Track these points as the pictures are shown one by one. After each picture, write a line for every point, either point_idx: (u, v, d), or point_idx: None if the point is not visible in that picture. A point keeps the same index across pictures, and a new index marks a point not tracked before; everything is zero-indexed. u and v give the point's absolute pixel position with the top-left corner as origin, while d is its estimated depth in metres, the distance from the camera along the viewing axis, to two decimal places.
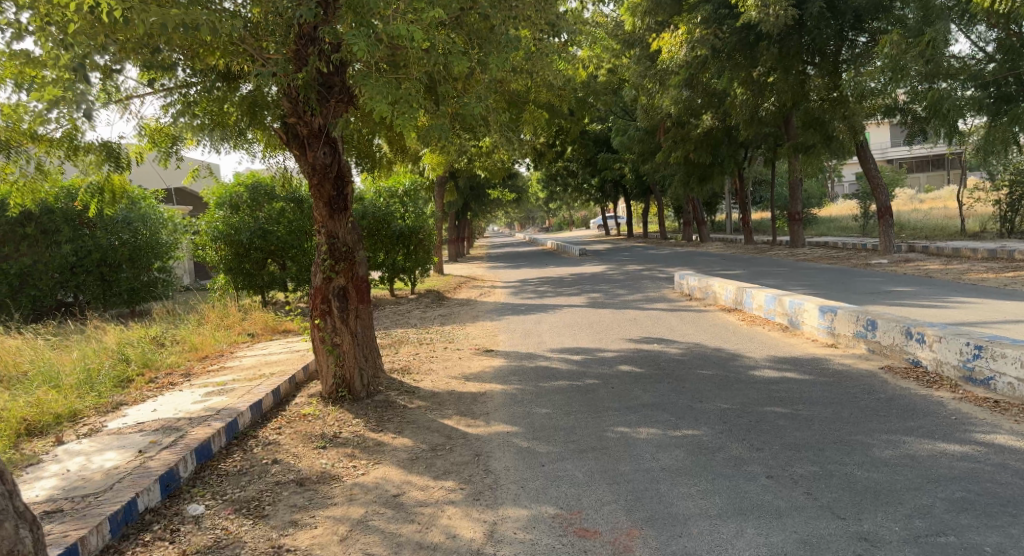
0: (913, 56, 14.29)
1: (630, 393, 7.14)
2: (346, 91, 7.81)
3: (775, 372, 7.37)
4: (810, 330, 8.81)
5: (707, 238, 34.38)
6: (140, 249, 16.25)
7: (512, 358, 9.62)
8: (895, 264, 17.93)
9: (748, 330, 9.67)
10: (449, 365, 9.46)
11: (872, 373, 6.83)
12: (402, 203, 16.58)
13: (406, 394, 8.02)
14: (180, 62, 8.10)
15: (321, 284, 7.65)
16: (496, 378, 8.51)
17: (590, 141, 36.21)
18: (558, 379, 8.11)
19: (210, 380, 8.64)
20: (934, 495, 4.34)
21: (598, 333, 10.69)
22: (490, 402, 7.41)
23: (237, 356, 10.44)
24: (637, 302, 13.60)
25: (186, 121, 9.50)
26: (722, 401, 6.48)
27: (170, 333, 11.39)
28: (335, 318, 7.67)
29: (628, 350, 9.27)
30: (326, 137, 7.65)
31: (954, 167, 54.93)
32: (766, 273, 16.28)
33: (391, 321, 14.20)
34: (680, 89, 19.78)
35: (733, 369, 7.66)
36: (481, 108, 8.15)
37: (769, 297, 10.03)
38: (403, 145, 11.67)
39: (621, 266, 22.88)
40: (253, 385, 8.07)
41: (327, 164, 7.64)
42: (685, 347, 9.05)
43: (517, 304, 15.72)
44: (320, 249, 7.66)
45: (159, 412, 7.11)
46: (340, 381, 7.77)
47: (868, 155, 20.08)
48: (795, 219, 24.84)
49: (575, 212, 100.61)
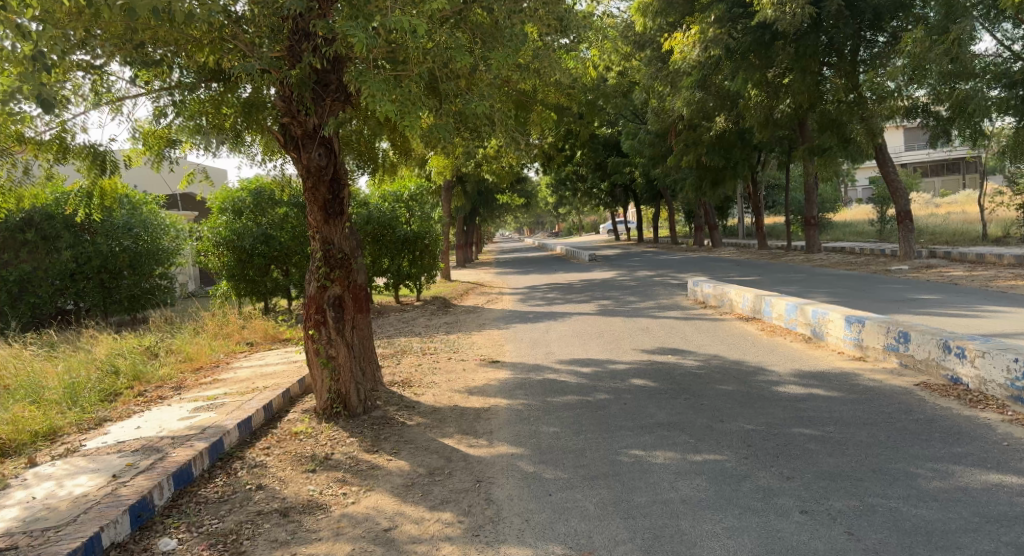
0: (938, 54, 13.68)
1: (644, 410, 6.66)
2: (343, 89, 7.37)
3: (801, 388, 6.87)
4: (835, 342, 8.34)
5: (720, 243, 33.84)
6: (141, 255, 15.87)
7: (518, 370, 9.15)
8: (916, 270, 17.34)
9: (768, 342, 9.18)
10: (453, 378, 8.99)
11: (908, 391, 6.33)
12: (408, 208, 16.13)
13: (405, 410, 7.56)
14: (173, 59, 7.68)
15: (314, 294, 7.19)
16: (501, 392, 8.03)
17: (599, 145, 35.72)
18: (567, 394, 7.63)
19: (201, 394, 8.19)
20: (995, 538, 3.86)
21: (610, 343, 10.21)
22: (495, 419, 6.95)
23: (233, 367, 10.00)
24: (649, 311, 13.10)
25: (181, 123, 9.09)
26: (745, 421, 5.99)
27: (166, 343, 10.94)
28: (329, 328, 7.22)
29: (641, 362, 8.78)
30: (321, 138, 7.20)
31: (968, 171, 54.21)
32: (783, 280, 15.77)
33: (396, 330, 13.76)
34: (693, 91, 19.26)
35: (755, 384, 7.16)
36: (486, 106, 7.69)
37: (790, 306, 9.54)
38: (406, 148, 11.22)
39: (632, 272, 22.38)
40: (244, 400, 7.62)
41: (322, 166, 7.19)
42: (701, 359, 8.56)
43: (525, 312, 15.23)
44: (315, 256, 7.23)
45: (142, 429, 6.67)
46: (335, 396, 7.30)
47: (886, 158, 19.53)
48: (810, 223, 24.29)
49: (584, 216, 100.05)
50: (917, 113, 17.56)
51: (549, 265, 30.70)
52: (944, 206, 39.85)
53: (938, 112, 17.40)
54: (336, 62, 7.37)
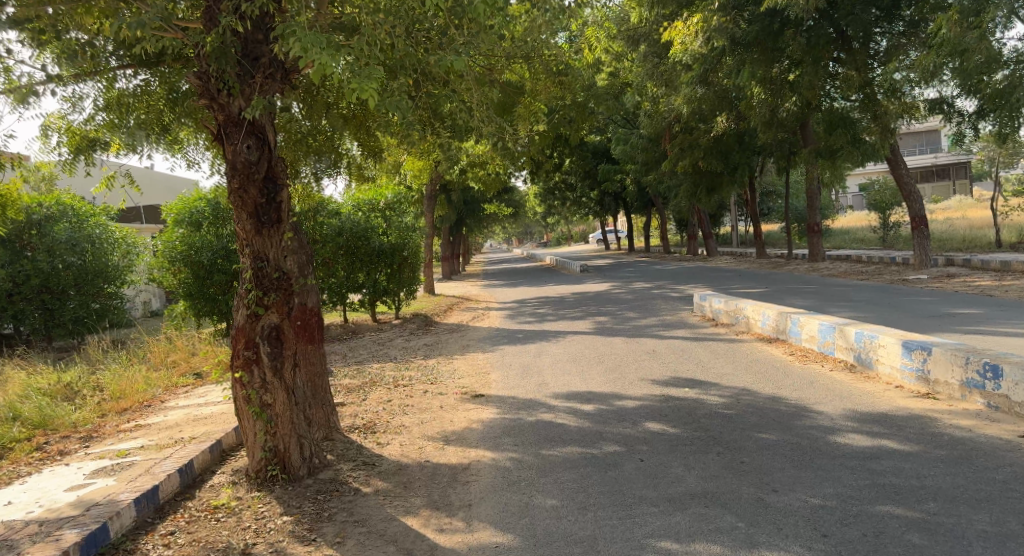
0: (976, 38, 12.18)
1: (669, 471, 5.16)
2: (278, 64, 5.87)
3: (867, 438, 5.37)
4: (888, 372, 6.90)
5: (715, 252, 32.32)
6: (87, 273, 14.23)
7: (506, 408, 7.59)
8: (937, 280, 15.90)
9: (803, 370, 7.70)
10: (427, 420, 7.41)
11: (1015, 447, 4.89)
12: (383, 217, 14.56)
13: (361, 468, 6.01)
14: (64, 18, 6.21)
15: (244, 325, 5.67)
16: (485, 441, 6.49)
17: (588, 152, 34.22)
18: (567, 444, 6.09)
19: (110, 449, 6.63)
20: None
21: (613, 372, 8.68)
22: (476, 481, 5.44)
23: (166, 407, 8.43)
24: (653, 329, 11.55)
25: (114, 118, 7.95)
26: (806, 492, 4.54)
27: (93, 378, 9.32)
28: (263, 368, 5.67)
29: (654, 398, 7.23)
30: (249, 125, 5.62)
31: (958, 177, 53.17)
32: (797, 292, 14.31)
33: (369, 353, 12.15)
34: (694, 87, 17.75)
35: (804, 433, 5.64)
36: (463, 64, 6.09)
37: (826, 327, 8.06)
38: (376, 147, 9.62)
39: (629, 283, 20.89)
40: (158, 460, 6.04)
41: (252, 162, 5.59)
42: (728, 395, 7.02)
43: (514, 331, 13.65)
44: (244, 275, 5.70)
45: (10, 507, 5.15)
46: (271, 455, 5.74)
47: (899, 159, 18.14)
48: (812, 230, 22.85)
49: (572, 225, 98.59)
50: (941, 108, 16.09)
51: (539, 277, 29.12)
52: (939, 211, 38.56)
53: (961, 107, 15.96)
54: (267, 30, 5.85)
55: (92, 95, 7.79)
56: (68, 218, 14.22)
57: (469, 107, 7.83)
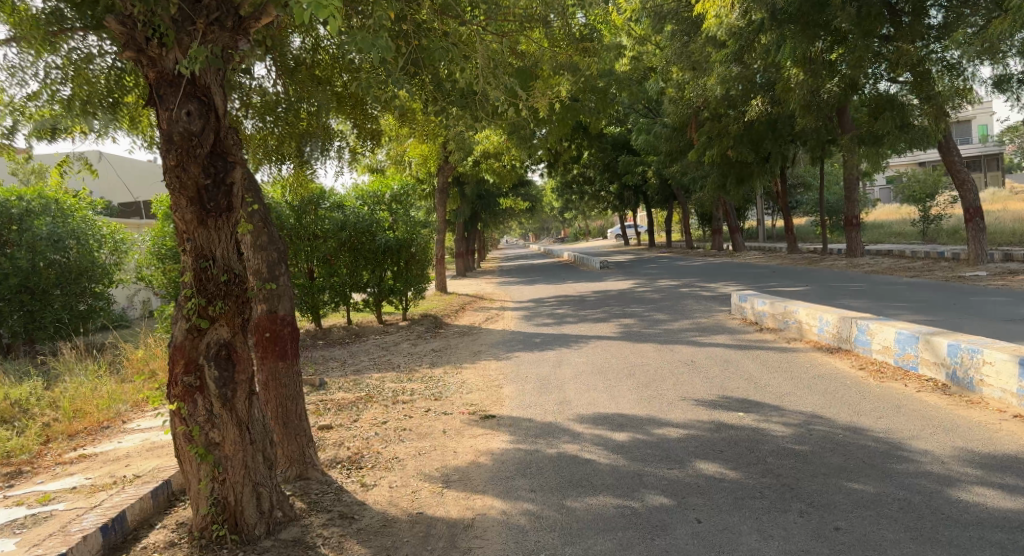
0: None
1: (738, 542, 3.87)
2: (228, 8, 4.65)
3: (1004, 497, 4.04)
4: (998, 396, 5.56)
5: (742, 247, 30.70)
6: (70, 271, 13.09)
7: (521, 436, 6.27)
8: (998, 277, 14.39)
9: (883, 390, 6.33)
10: (425, 451, 6.11)
11: None
12: (390, 210, 13.24)
13: (336, 523, 4.75)
14: None
15: (183, 342, 4.39)
16: (493, 483, 5.21)
17: (608, 145, 32.77)
18: (598, 491, 4.80)
19: (33, 492, 5.38)
20: None
21: (648, 389, 7.35)
22: (482, 550, 4.19)
23: (128, 430, 7.22)
24: (688, 335, 10.20)
25: (60, 92, 6.71)
26: None
27: (49, 396, 8.08)
28: (209, 397, 4.42)
29: (702, 427, 5.87)
30: (188, 84, 4.36)
31: (990, 168, 51.04)
32: (845, 291, 12.86)
33: (371, 361, 10.87)
34: (729, 65, 16.23)
35: (912, 483, 4.32)
36: None
37: (906, 336, 6.70)
38: (369, 125, 8.29)
39: (655, 281, 19.45)
40: (82, 510, 4.79)
41: (193, 132, 4.31)
42: (795, 424, 5.67)
43: (531, 335, 12.32)
44: (184, 276, 4.44)
45: None
46: (219, 510, 4.48)
47: (952, 145, 16.58)
48: (849, 224, 21.28)
49: (591, 220, 97.14)
50: (1007, 85, 14.50)
51: (557, 274, 27.75)
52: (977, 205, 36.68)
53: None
54: None
55: (35, 63, 6.52)
56: (50, 212, 13.08)
57: (471, 68, 6.59)
